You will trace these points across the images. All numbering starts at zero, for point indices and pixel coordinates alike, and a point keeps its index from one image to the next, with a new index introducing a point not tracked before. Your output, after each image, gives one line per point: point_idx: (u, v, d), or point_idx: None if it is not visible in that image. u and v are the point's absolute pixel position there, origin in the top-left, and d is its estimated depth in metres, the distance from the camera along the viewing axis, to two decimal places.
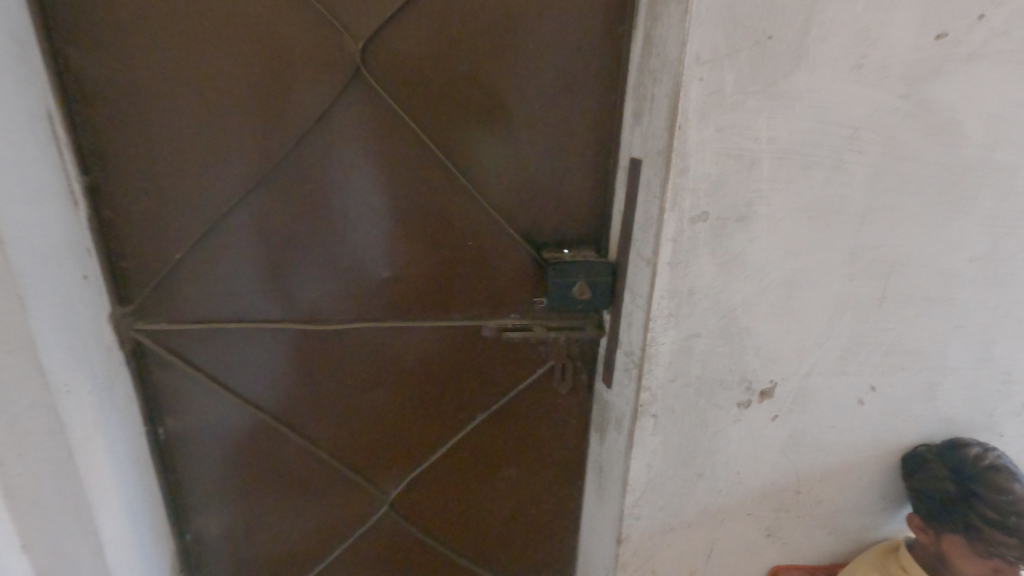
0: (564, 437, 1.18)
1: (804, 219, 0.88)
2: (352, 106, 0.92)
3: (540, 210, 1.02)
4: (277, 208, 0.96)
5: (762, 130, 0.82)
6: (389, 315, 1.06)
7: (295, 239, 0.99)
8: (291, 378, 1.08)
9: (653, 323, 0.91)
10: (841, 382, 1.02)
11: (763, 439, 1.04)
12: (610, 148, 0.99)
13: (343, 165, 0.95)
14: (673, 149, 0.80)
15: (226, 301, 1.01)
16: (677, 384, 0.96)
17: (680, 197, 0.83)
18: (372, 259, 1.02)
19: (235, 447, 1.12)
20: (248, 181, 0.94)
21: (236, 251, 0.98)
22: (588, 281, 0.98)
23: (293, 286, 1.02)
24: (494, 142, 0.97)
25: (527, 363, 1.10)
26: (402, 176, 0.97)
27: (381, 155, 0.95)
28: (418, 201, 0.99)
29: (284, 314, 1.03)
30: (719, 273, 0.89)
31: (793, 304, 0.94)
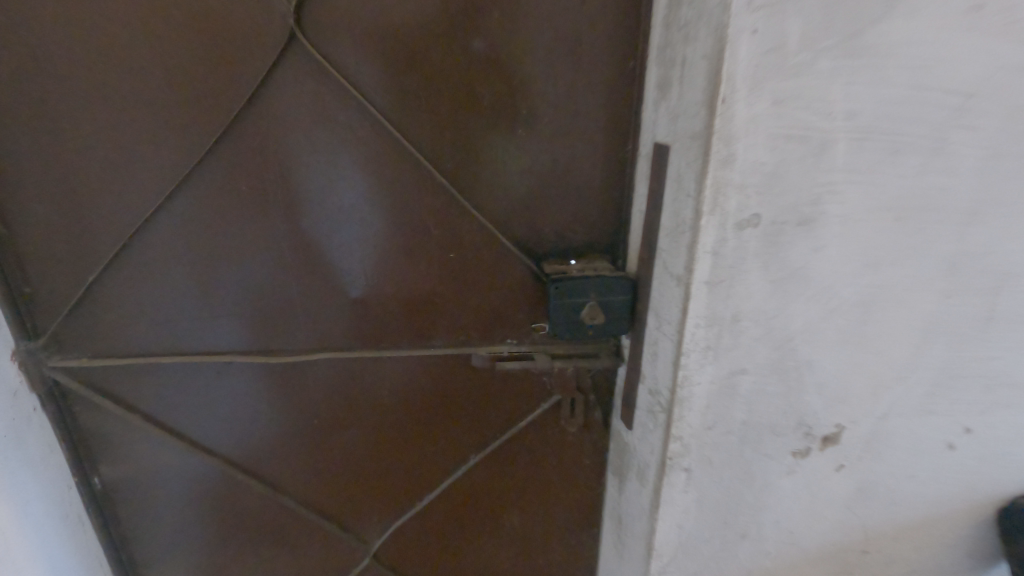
0: (576, 481, 0.99)
1: (890, 220, 0.66)
2: (298, 87, 0.73)
3: (540, 211, 0.81)
4: (211, 217, 0.77)
5: (837, 102, 0.59)
6: (358, 342, 0.87)
7: (236, 254, 0.80)
8: (246, 418, 0.90)
9: (685, 360, 0.70)
10: (926, 423, 0.80)
11: (824, 493, 0.83)
12: (628, 132, 0.78)
13: (288, 161, 0.76)
14: (714, 131, 0.58)
15: (159, 331, 0.83)
16: (716, 432, 0.76)
17: (723, 196, 0.62)
18: (334, 278, 0.83)
19: (186, 496, 0.94)
20: (171, 183, 0.75)
21: (166, 271, 0.79)
22: (602, 302, 0.77)
23: (240, 312, 0.83)
24: (480, 127, 0.76)
25: (529, 396, 0.91)
26: (365, 175, 0.77)
27: (338, 148, 0.76)
28: (388, 204, 0.79)
29: (233, 344, 0.85)
30: (773, 294, 0.68)
31: (869, 331, 0.72)
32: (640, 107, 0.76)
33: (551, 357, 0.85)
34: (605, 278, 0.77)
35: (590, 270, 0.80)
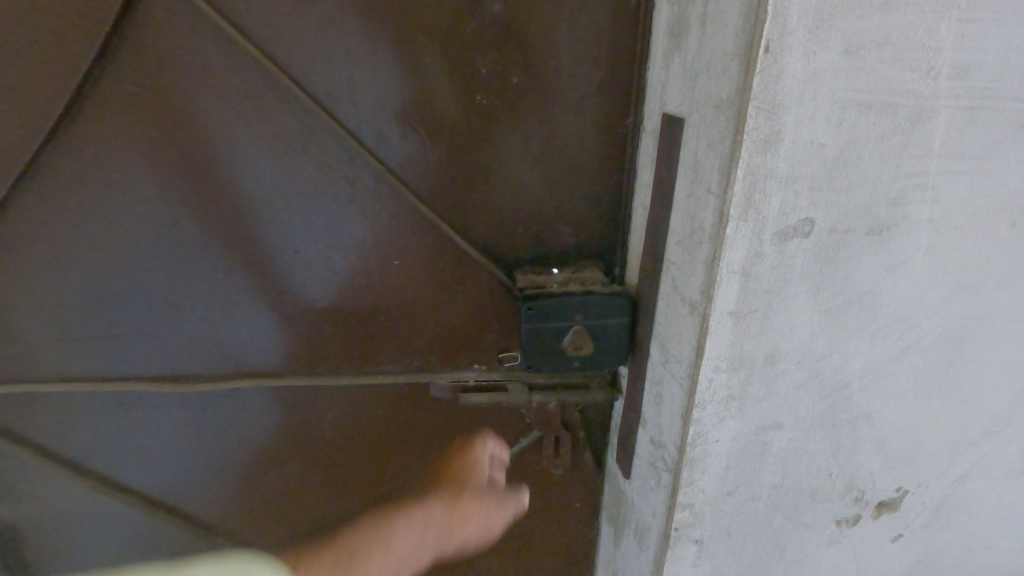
0: (564, 524, 0.82)
1: (1002, 227, 0.46)
2: (172, 40, 0.53)
3: (512, 205, 0.62)
4: (78, 216, 0.58)
5: (942, 51, 0.39)
6: (286, 368, 0.69)
7: (113, 260, 0.61)
8: (157, 453, 0.74)
9: (699, 412, 0.52)
10: (1016, 487, 0.61)
11: (873, 567, 0.65)
12: (629, 100, 0.57)
13: (168, 137, 0.56)
14: (751, 97, 0.38)
15: (29, 355, 0.65)
16: (737, 499, 0.58)
17: (761, 193, 0.42)
18: (247, 291, 0.64)
19: (97, 540, 0.79)
20: (6, 168, 0.55)
21: (28, 284, 0.61)
22: (591, 326, 0.59)
23: (132, 334, 0.65)
24: (427, 93, 0.56)
25: (505, 429, 0.74)
26: (277, 161, 0.58)
27: (236, 125, 0.56)
28: (310, 198, 0.59)
29: (127, 372, 0.68)
30: (824, 327, 0.49)
31: (954, 374, 0.53)
32: (645, 64, 0.55)
33: (529, 389, 0.68)
34: (596, 294, 0.58)
35: (576, 283, 0.61)
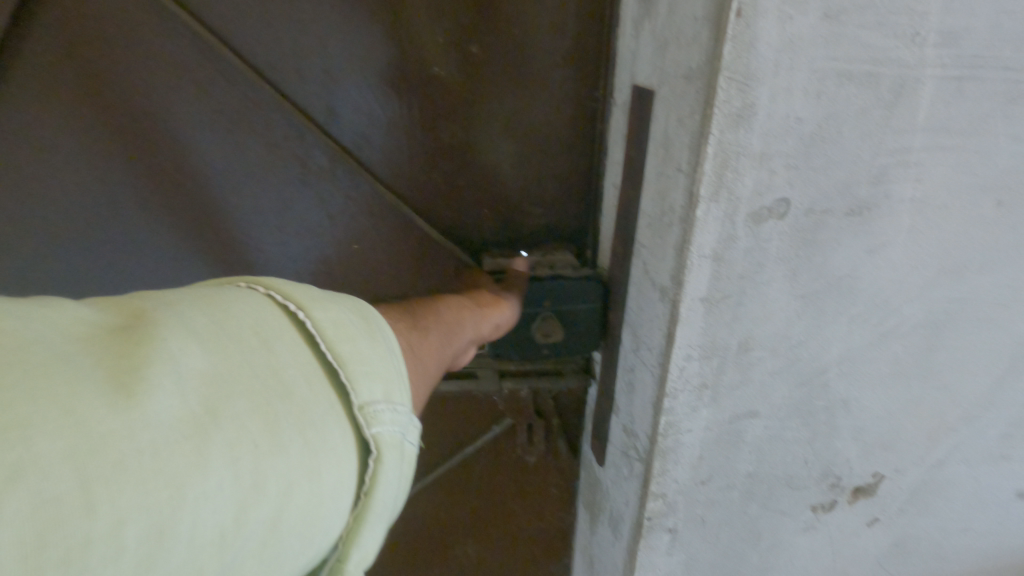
0: (541, 508, 0.80)
1: (989, 206, 0.43)
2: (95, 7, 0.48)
3: (477, 184, 0.58)
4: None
5: (929, 15, 0.36)
6: None
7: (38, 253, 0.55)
8: None
9: (671, 401, 0.50)
10: (995, 469, 0.60)
11: (850, 550, 0.64)
12: (600, 69, 0.54)
13: (98, 116, 0.51)
14: (722, 67, 0.35)
15: None
16: (711, 488, 0.56)
17: (733, 172, 0.39)
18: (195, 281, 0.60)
19: None
20: None
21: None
22: (560, 311, 0.56)
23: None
24: (380, 63, 0.52)
25: (477, 416, 0.73)
26: (222, 139, 0.54)
27: (176, 100, 0.52)
28: (260, 178, 0.56)
29: None
30: (801, 313, 0.46)
31: (934, 359, 0.51)
32: (615, 31, 0.51)
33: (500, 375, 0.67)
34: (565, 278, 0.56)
35: (544, 266, 0.58)
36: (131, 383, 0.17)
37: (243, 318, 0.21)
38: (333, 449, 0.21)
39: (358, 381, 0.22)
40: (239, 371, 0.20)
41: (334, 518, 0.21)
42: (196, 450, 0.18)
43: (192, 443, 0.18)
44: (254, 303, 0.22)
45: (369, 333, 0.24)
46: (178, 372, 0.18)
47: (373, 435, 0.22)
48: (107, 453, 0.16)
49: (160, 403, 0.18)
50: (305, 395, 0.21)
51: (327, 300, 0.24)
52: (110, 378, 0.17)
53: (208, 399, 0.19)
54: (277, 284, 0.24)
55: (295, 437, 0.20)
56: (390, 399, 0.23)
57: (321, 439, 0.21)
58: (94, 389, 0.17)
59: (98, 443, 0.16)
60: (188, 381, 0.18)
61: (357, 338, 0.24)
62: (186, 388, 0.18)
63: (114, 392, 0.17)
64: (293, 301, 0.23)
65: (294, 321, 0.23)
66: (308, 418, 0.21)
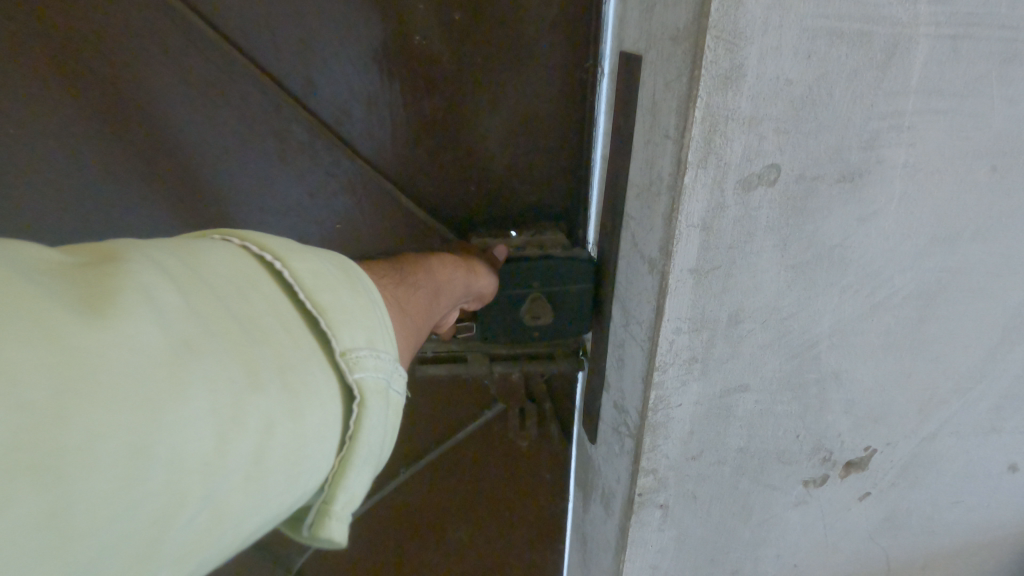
0: (534, 492, 0.80)
1: (983, 172, 0.42)
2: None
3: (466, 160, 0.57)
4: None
5: None
6: None
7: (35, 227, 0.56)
8: None
9: (660, 375, 0.49)
10: (985, 443, 0.60)
11: (841, 524, 0.64)
12: (587, 37, 0.52)
13: (79, 95, 0.50)
14: (709, 26, 0.34)
15: None
16: (702, 463, 0.56)
17: (722, 137, 0.38)
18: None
19: None
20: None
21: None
22: (550, 293, 0.55)
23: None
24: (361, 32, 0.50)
25: (471, 400, 0.73)
26: (201, 113, 0.53)
27: (150, 71, 0.50)
28: (244, 155, 0.55)
29: None
30: (792, 285, 0.46)
31: (927, 330, 0.50)
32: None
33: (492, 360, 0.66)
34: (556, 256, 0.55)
35: (534, 246, 0.57)
36: (102, 310, 0.17)
37: (219, 266, 0.22)
38: (316, 388, 0.22)
39: (338, 328, 0.24)
40: (216, 310, 0.21)
41: (316, 458, 0.22)
42: (176, 373, 0.18)
43: (173, 366, 0.18)
44: (231, 255, 0.24)
45: (349, 285, 0.26)
46: (158, 298, 0.19)
47: (355, 379, 0.24)
48: (83, 371, 0.16)
49: (136, 323, 0.18)
50: (283, 339, 0.22)
51: (304, 254, 0.26)
52: (84, 303, 0.17)
53: (185, 331, 0.19)
54: (252, 238, 0.25)
55: (275, 378, 0.21)
56: (372, 346, 0.25)
57: (302, 378, 0.22)
58: (71, 311, 0.17)
59: (74, 358, 0.16)
60: (166, 309, 0.19)
61: (336, 288, 0.25)
62: (164, 319, 0.19)
63: (91, 311, 0.17)
64: (270, 253, 0.25)
65: (270, 273, 0.24)
66: (287, 360, 0.22)
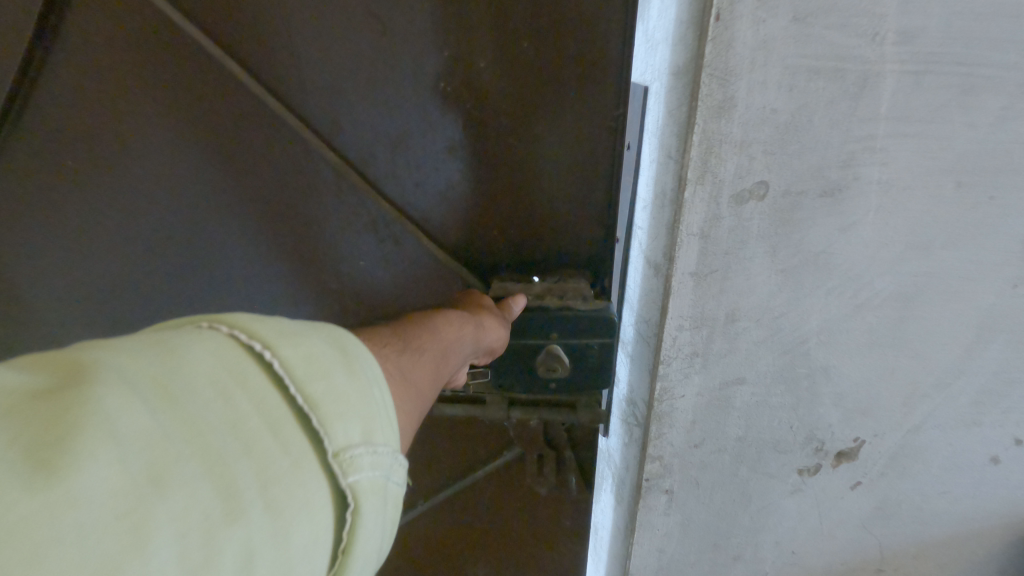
0: (551, 527, 0.84)
1: (949, 187, 0.48)
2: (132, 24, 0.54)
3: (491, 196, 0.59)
4: (47, 194, 0.61)
5: (886, 17, 0.41)
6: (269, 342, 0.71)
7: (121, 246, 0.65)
8: None
9: (664, 369, 0.55)
10: (968, 436, 0.64)
11: (835, 512, 0.69)
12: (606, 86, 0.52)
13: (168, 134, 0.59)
14: (703, 64, 0.41)
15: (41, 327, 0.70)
16: (704, 451, 0.61)
17: (717, 158, 0.44)
18: (229, 268, 0.65)
19: None
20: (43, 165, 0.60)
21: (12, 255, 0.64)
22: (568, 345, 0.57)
23: (119, 306, 0.68)
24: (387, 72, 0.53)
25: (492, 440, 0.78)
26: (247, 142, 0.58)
27: (207, 102, 0.57)
28: (289, 185, 0.60)
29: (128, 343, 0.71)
30: (782, 288, 0.51)
31: (907, 328, 0.56)
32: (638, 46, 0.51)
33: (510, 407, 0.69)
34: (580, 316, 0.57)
35: (554, 295, 0.59)
36: (52, 461, 0.16)
37: (199, 366, 0.21)
38: (303, 504, 0.20)
39: (331, 425, 0.22)
40: (189, 427, 0.19)
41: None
42: (135, 525, 0.16)
43: (131, 514, 0.16)
44: (217, 344, 0.22)
45: (346, 366, 0.24)
46: (115, 433, 0.17)
47: (351, 483, 0.21)
48: (22, 545, 0.15)
49: (85, 474, 0.16)
50: (269, 446, 0.20)
51: (300, 332, 0.24)
52: (32, 455, 0.16)
53: (147, 466, 0.17)
54: (240, 319, 0.23)
55: (255, 500, 0.19)
56: (370, 441, 0.22)
57: (286, 494, 0.20)
58: (11, 472, 0.15)
59: (10, 530, 0.15)
60: (127, 444, 0.17)
61: (333, 372, 0.23)
62: (123, 457, 0.17)
63: (32, 468, 0.16)
64: (258, 339, 0.22)
65: (260, 361, 0.22)
66: (271, 473, 0.20)
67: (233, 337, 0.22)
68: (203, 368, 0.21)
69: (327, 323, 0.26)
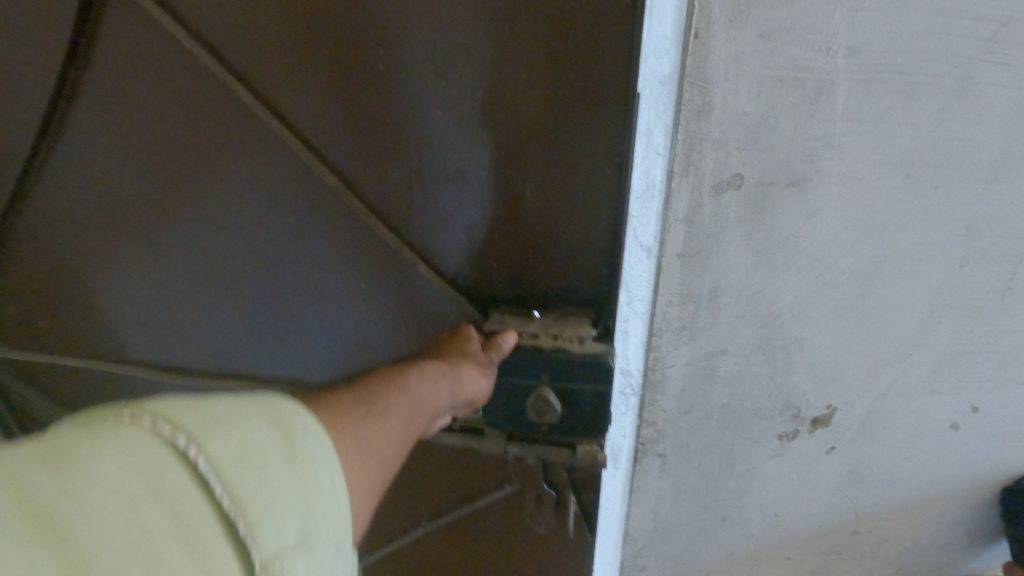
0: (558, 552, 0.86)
1: (898, 178, 0.56)
2: (159, 47, 0.60)
3: (508, 211, 0.63)
4: (140, 211, 0.70)
5: (838, 34, 0.48)
6: (297, 328, 0.78)
7: (186, 250, 0.73)
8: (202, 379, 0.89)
9: (656, 340, 0.63)
10: (929, 403, 0.72)
11: (813, 476, 0.77)
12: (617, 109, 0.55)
13: (227, 157, 0.65)
14: (684, 75, 0.49)
15: (118, 308, 0.80)
16: (693, 417, 0.69)
17: (698, 154, 0.52)
18: (273, 265, 0.73)
19: None
20: (132, 189, 0.69)
21: (94, 241, 0.74)
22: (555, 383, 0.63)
23: (174, 290, 0.77)
24: (385, 90, 0.57)
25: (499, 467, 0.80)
26: (279, 154, 0.64)
27: (235, 115, 0.62)
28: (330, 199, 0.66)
29: (181, 327, 0.80)
30: (757, 266, 0.59)
31: (869, 304, 0.63)
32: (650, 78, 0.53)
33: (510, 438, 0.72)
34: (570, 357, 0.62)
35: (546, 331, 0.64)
36: None
37: (125, 480, 0.24)
38: None
39: (263, 529, 0.27)
40: (112, 546, 0.23)
41: None
42: None
43: None
44: (141, 441, 0.26)
45: (284, 452, 0.30)
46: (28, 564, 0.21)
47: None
48: None
49: None
50: (192, 552, 0.25)
51: (231, 432, 0.29)
52: None
53: None
54: (166, 414, 0.28)
55: None
56: (296, 539, 0.28)
57: None
58: None
59: None
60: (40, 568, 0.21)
61: (261, 475, 0.28)
62: None
63: None
64: (185, 438, 0.27)
65: (189, 463, 0.27)
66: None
67: (157, 434, 0.27)
68: (121, 485, 0.24)
69: (254, 411, 0.32)
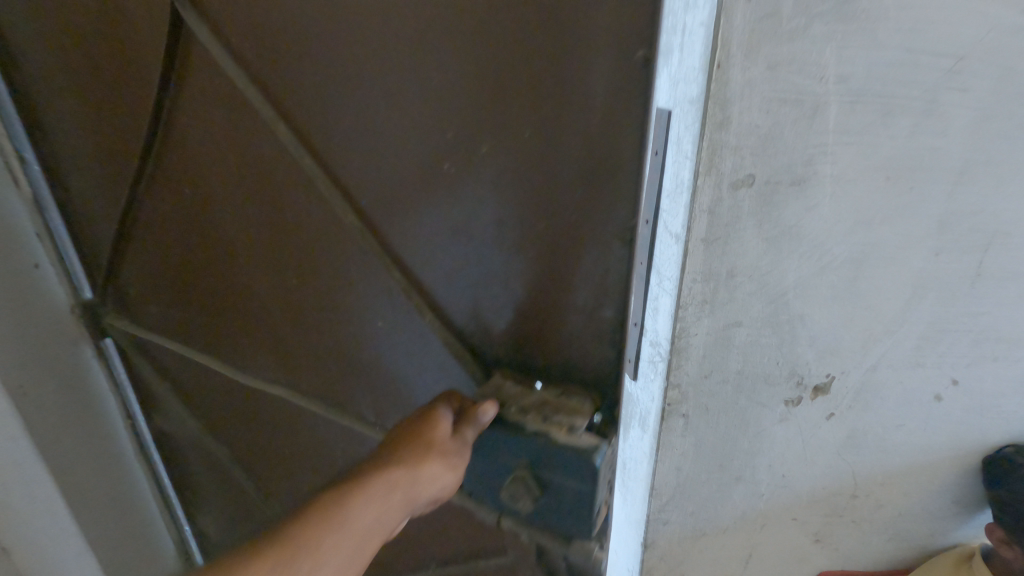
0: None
1: (881, 180, 0.69)
2: (313, 75, 0.82)
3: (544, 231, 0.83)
4: (275, 191, 0.94)
5: (828, 66, 0.62)
6: (367, 304, 0.98)
7: (300, 227, 0.96)
8: (289, 340, 1.10)
9: (682, 313, 0.75)
10: (916, 375, 0.84)
11: (815, 440, 0.88)
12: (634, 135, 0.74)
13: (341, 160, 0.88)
14: (710, 94, 0.62)
15: (248, 261, 1.05)
16: (711, 381, 0.81)
17: (719, 157, 0.66)
18: (355, 251, 0.94)
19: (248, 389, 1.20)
20: (273, 175, 0.93)
21: (240, 208, 0.99)
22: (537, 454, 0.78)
23: (287, 252, 1.00)
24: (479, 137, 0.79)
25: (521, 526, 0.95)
26: (383, 159, 0.85)
27: (348, 128, 0.85)
28: (410, 204, 0.87)
29: (292, 287, 1.04)
30: (766, 251, 0.72)
31: (860, 285, 0.76)
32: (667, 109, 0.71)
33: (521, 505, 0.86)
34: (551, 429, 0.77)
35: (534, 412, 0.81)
36: None
37: None
38: None
39: None
40: None
41: None
42: None
43: None
44: None
45: None
46: None
47: None
48: None
49: None
50: None
51: None
52: None
53: None
54: None
55: None
56: None
57: None
58: None
59: None
60: None
61: None
62: None
63: None
64: None
65: None
66: None
67: None
68: None
69: None
